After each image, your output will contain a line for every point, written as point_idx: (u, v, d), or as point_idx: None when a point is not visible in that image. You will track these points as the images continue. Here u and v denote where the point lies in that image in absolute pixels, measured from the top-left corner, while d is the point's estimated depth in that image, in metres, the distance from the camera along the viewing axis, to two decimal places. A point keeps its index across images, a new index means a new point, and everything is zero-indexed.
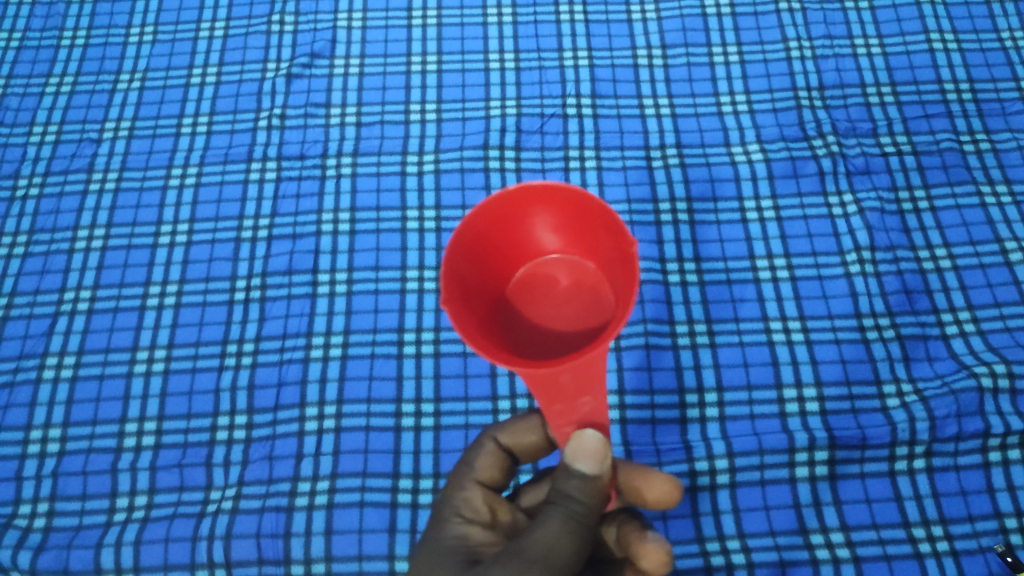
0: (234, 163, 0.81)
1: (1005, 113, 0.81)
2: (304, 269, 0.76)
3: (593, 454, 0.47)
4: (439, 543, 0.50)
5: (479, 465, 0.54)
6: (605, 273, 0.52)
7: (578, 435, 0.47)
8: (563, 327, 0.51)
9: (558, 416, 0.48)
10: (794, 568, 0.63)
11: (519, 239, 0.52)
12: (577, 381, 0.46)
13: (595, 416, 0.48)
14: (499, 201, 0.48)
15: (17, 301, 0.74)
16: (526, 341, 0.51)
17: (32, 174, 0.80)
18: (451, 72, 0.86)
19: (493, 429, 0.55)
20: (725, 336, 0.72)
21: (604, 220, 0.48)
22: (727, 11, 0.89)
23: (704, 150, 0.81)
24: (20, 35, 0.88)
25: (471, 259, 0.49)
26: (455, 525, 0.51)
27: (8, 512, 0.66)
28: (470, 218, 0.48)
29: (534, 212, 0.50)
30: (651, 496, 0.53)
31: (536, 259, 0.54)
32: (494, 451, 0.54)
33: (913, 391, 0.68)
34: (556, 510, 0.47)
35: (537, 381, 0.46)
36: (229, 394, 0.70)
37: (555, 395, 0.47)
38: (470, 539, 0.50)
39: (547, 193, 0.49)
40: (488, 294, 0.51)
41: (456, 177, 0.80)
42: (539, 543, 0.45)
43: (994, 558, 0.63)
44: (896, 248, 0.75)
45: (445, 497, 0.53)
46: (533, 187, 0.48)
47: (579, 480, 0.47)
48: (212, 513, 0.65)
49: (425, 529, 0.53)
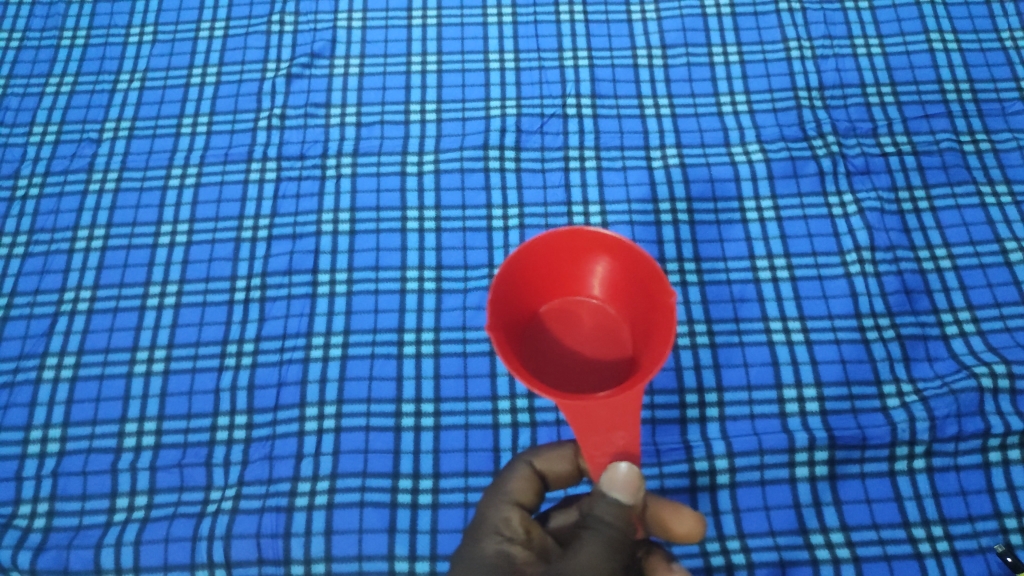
0: (234, 163, 0.81)
1: (1005, 114, 0.82)
2: (304, 269, 0.76)
3: (631, 486, 0.48)
4: (481, 561, 0.49)
5: (516, 486, 0.54)
6: (627, 318, 0.57)
7: (613, 466, 0.49)
8: (583, 360, 0.56)
9: (594, 447, 0.51)
10: (794, 568, 0.63)
11: (560, 272, 0.57)
12: (613, 417, 0.49)
13: (631, 448, 0.50)
14: (553, 237, 0.53)
15: (16, 301, 0.74)
16: (548, 367, 0.55)
17: (32, 174, 0.80)
18: (451, 72, 0.86)
19: (527, 455, 0.56)
20: (725, 336, 0.72)
21: (645, 271, 0.52)
22: (727, 11, 0.89)
23: (704, 150, 0.81)
24: (19, 35, 0.88)
25: (511, 289, 0.53)
26: (495, 543, 0.50)
27: (8, 512, 0.66)
28: (518, 252, 0.52)
29: (579, 252, 0.56)
30: (677, 529, 0.53)
31: (568, 294, 0.59)
32: (530, 474, 0.55)
33: (913, 391, 0.69)
34: (593, 534, 0.48)
35: (573, 411, 0.49)
36: (229, 394, 0.70)
37: (590, 427, 0.50)
38: (512, 557, 0.49)
39: (593, 236, 0.54)
40: (521, 316, 0.56)
41: (456, 177, 0.80)
42: (580, 565, 0.47)
43: (994, 558, 0.63)
44: (896, 248, 0.75)
45: (482, 516, 0.53)
46: (586, 229, 0.53)
47: (613, 505, 0.48)
48: (212, 513, 0.65)
49: (462, 549, 0.52)
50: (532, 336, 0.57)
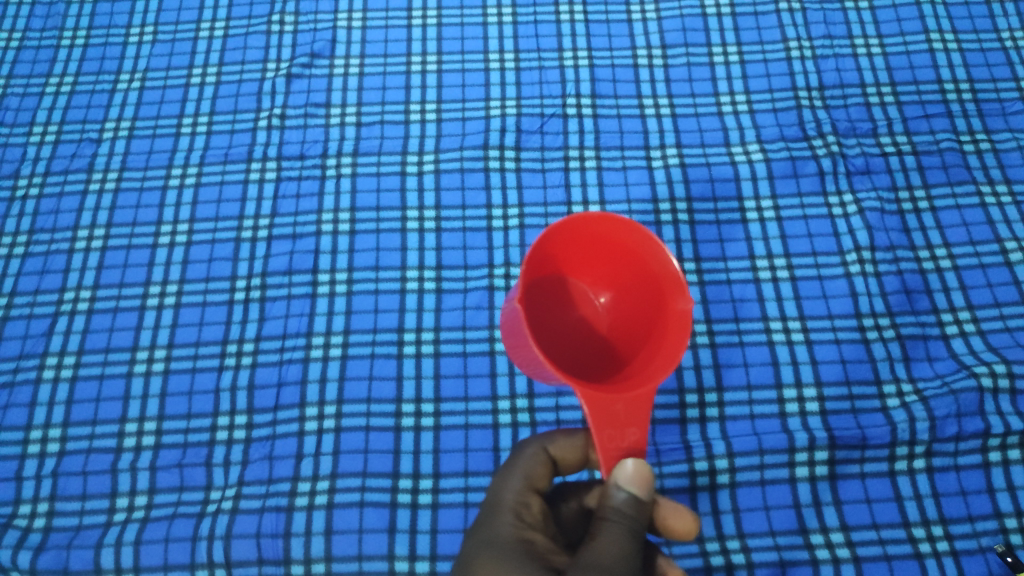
0: (234, 163, 0.81)
1: (1005, 114, 0.82)
2: (304, 269, 0.76)
3: (644, 479, 0.49)
4: (503, 546, 0.49)
5: (532, 472, 0.54)
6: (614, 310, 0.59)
7: (625, 462, 0.49)
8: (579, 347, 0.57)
9: (606, 441, 0.50)
10: (794, 568, 0.63)
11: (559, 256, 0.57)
12: (630, 410, 0.50)
13: (640, 445, 0.51)
14: (569, 222, 0.54)
15: (17, 301, 0.74)
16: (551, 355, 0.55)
17: (32, 174, 0.80)
18: (451, 72, 0.86)
19: (541, 440, 0.56)
20: (725, 336, 0.72)
21: (655, 268, 0.55)
22: (727, 11, 0.89)
23: (704, 150, 0.81)
24: (20, 35, 0.88)
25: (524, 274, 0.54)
26: (516, 527, 0.51)
27: (8, 512, 0.66)
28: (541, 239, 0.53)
29: (589, 241, 0.57)
30: (676, 527, 0.54)
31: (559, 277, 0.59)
32: (546, 461, 0.55)
33: (913, 391, 0.69)
34: (616, 526, 0.48)
35: (592, 399, 0.50)
36: (229, 394, 0.70)
37: (607, 420, 0.50)
38: (536, 545, 0.50)
39: (612, 225, 0.55)
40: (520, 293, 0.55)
41: (456, 177, 0.80)
42: (614, 557, 0.46)
43: (994, 558, 0.63)
44: (896, 248, 0.75)
45: (498, 500, 0.53)
46: (610, 218, 0.55)
47: (627, 499, 0.49)
48: (212, 513, 0.65)
49: (479, 530, 0.52)
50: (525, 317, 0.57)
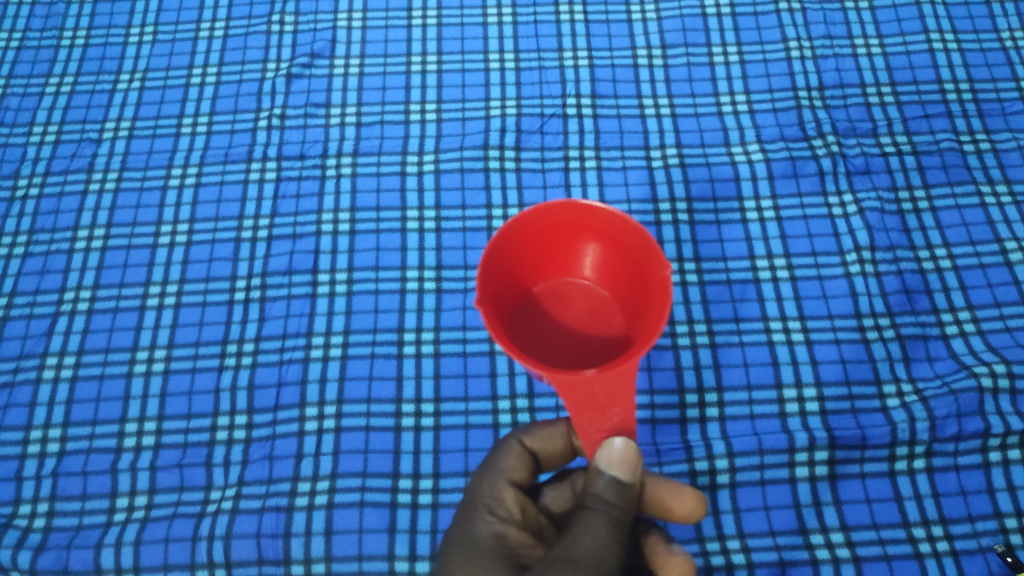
0: (234, 163, 0.81)
1: (1005, 114, 0.82)
2: (304, 269, 0.76)
3: (630, 462, 0.49)
4: (478, 544, 0.50)
5: (509, 466, 0.54)
6: (619, 300, 0.58)
7: (608, 444, 0.49)
8: (577, 341, 0.57)
9: (588, 425, 0.51)
10: (794, 568, 0.63)
11: (542, 254, 0.58)
12: (608, 391, 0.50)
13: (626, 425, 0.51)
14: (541, 212, 0.55)
15: (16, 301, 0.74)
16: (540, 345, 0.56)
17: (32, 174, 0.80)
18: (451, 72, 0.86)
19: (518, 432, 0.56)
20: (725, 336, 0.72)
21: (641, 245, 0.54)
22: (727, 11, 0.89)
23: (704, 150, 0.81)
24: (19, 35, 0.88)
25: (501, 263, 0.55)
26: (491, 525, 0.51)
27: (8, 512, 0.66)
28: (508, 227, 0.54)
29: (569, 230, 0.57)
30: (678, 509, 0.54)
31: (548, 279, 0.59)
32: (522, 453, 0.55)
33: (913, 391, 0.69)
34: (596, 514, 0.49)
35: (570, 385, 0.50)
36: (229, 394, 0.70)
37: (585, 404, 0.50)
38: (509, 541, 0.50)
39: (586, 211, 0.55)
40: (509, 299, 0.57)
41: (456, 177, 0.80)
42: (587, 548, 0.47)
43: (994, 558, 0.63)
44: (896, 248, 0.75)
45: (474, 495, 0.53)
46: (577, 203, 0.55)
47: (613, 484, 0.49)
48: (212, 513, 0.65)
49: (455, 525, 0.53)
50: (514, 321, 0.57)
